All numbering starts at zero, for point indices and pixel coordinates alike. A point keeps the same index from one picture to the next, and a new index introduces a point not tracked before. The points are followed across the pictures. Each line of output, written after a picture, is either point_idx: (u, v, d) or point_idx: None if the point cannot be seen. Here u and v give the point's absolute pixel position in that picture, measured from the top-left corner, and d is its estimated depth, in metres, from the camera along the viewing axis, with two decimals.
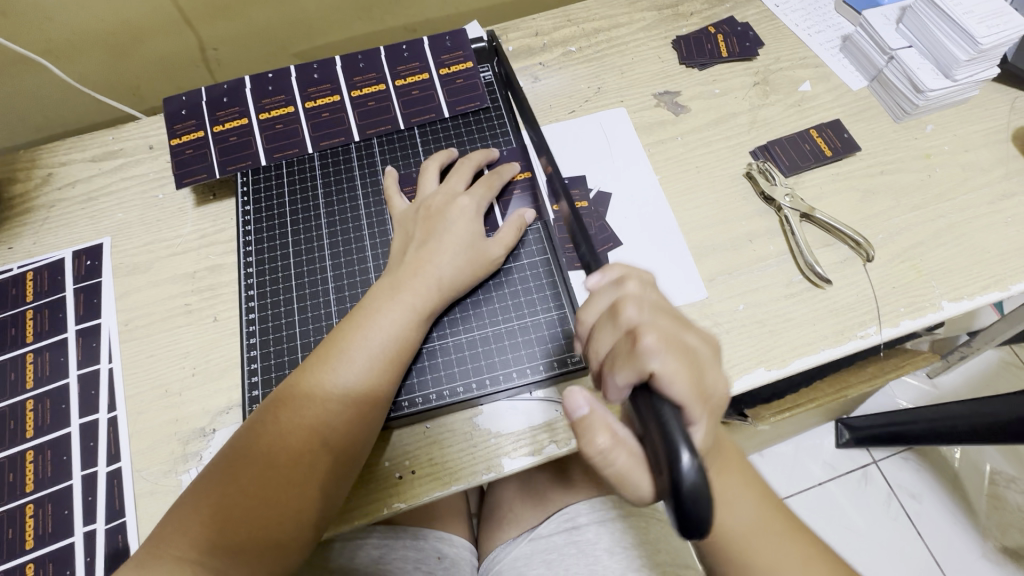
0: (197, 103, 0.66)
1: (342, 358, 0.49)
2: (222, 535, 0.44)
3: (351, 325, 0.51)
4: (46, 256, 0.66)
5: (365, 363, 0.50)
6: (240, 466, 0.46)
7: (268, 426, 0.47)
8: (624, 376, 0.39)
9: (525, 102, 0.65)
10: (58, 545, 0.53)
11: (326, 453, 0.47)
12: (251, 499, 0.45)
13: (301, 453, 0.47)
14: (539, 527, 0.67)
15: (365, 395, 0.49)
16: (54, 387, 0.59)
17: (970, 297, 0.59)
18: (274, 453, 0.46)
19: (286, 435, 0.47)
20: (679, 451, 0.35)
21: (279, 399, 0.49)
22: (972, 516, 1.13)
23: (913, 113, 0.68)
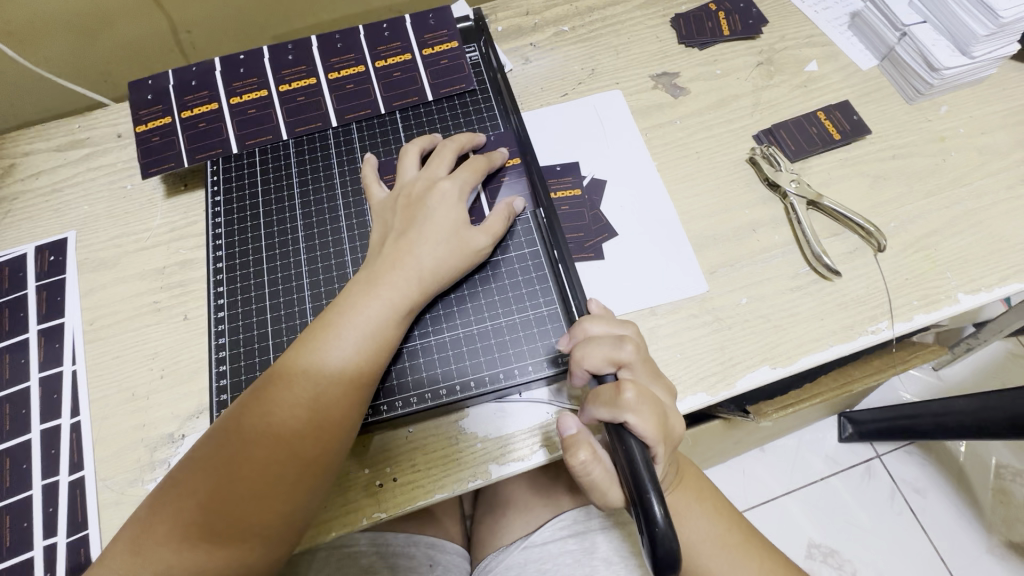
0: (165, 88, 0.62)
1: (315, 356, 0.46)
2: (190, 540, 0.41)
3: (329, 317, 0.48)
4: (7, 252, 0.62)
5: (342, 358, 0.46)
6: (209, 467, 0.43)
7: (238, 424, 0.44)
8: (601, 413, 0.43)
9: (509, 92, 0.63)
10: (17, 559, 0.50)
11: (300, 454, 0.43)
12: (216, 504, 0.42)
13: (273, 452, 0.43)
14: (532, 534, 0.64)
15: (342, 392, 0.45)
16: (15, 391, 0.55)
17: (987, 289, 0.56)
18: (244, 454, 0.43)
19: (257, 434, 0.43)
20: (646, 487, 0.38)
21: (251, 396, 0.45)
22: (977, 511, 1.11)
23: (927, 93, 0.64)
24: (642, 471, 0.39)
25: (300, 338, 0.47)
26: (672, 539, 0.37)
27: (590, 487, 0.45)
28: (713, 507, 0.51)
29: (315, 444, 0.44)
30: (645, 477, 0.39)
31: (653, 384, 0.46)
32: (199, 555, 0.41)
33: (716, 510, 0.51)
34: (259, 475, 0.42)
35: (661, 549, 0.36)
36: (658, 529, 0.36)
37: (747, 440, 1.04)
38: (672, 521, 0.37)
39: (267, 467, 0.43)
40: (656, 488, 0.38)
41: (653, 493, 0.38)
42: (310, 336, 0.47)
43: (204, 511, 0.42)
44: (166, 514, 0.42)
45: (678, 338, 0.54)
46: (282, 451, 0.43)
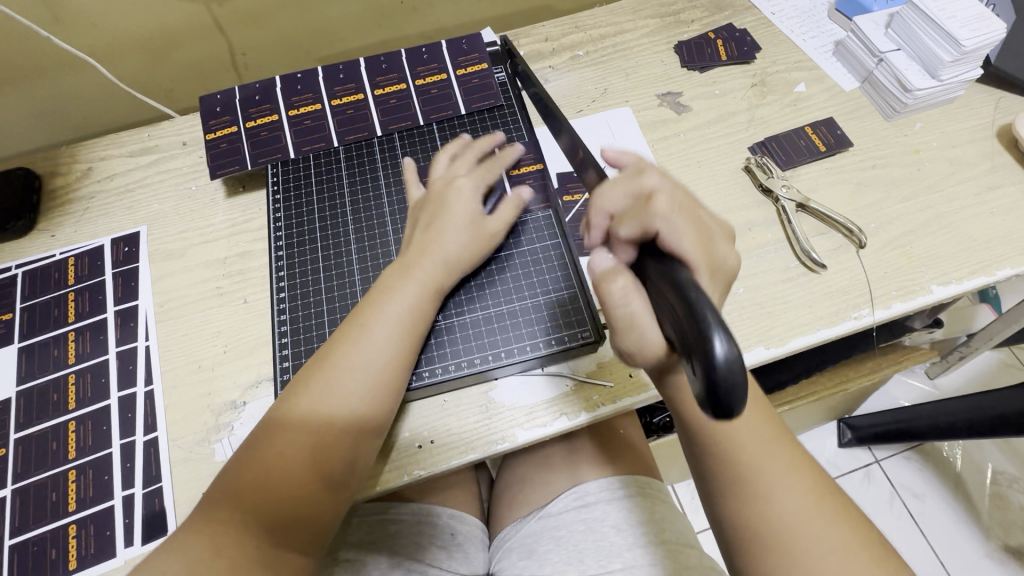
0: (231, 101, 0.71)
1: (354, 342, 0.52)
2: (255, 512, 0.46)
3: (363, 313, 0.54)
4: (86, 243, 0.70)
5: (379, 352, 0.52)
6: (269, 449, 0.49)
7: (292, 416, 0.50)
8: (629, 229, 0.43)
9: (531, 81, 0.68)
10: (98, 508, 0.56)
11: (346, 440, 0.50)
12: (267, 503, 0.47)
13: (325, 438, 0.49)
14: (548, 506, 0.71)
15: (379, 388, 0.52)
16: (95, 363, 0.63)
17: (958, 281, 0.63)
18: (303, 439, 0.49)
19: (312, 422, 0.50)
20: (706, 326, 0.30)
21: (298, 391, 0.51)
22: (974, 515, 1.15)
23: (903, 111, 0.72)
24: (704, 311, 0.31)
25: (335, 338, 0.54)
26: (739, 366, 0.30)
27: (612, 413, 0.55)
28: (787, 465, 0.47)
29: (359, 432, 0.51)
30: (705, 313, 0.31)
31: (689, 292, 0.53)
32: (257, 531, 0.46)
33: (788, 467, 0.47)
34: (311, 461, 0.49)
35: (719, 380, 0.30)
36: (721, 359, 0.30)
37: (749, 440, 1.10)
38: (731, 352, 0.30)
39: (320, 450, 0.49)
40: (718, 326, 0.31)
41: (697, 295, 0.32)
42: (347, 335, 0.53)
43: (267, 489, 0.47)
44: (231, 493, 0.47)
45: None
46: (332, 439, 0.50)
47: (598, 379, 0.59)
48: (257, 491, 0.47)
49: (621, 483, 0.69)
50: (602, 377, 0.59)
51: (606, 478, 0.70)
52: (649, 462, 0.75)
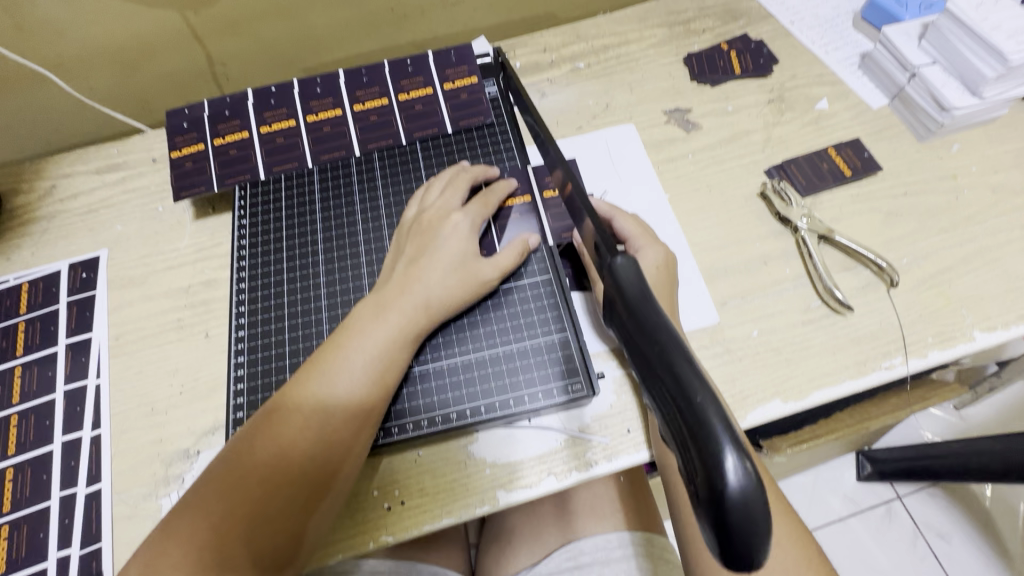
0: (199, 117, 0.66)
1: (316, 391, 0.46)
2: (208, 562, 0.40)
3: (326, 355, 0.48)
4: (42, 268, 0.65)
5: (346, 393, 0.46)
6: (218, 493, 0.42)
7: (263, 432, 0.45)
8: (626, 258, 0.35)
9: (522, 91, 0.59)
10: (30, 569, 0.50)
11: (311, 477, 0.44)
12: (225, 530, 0.41)
13: (279, 490, 0.43)
14: (539, 566, 0.64)
15: (347, 424, 0.46)
16: (40, 403, 0.57)
17: (1005, 326, 0.55)
18: (257, 479, 0.43)
19: (266, 460, 0.43)
20: (720, 447, 0.24)
21: (252, 431, 0.45)
22: (1006, 560, 1.05)
23: (938, 132, 0.65)
24: (712, 428, 0.24)
25: (315, 355, 0.49)
26: (758, 496, 0.23)
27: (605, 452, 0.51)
28: (780, 525, 0.43)
29: (327, 467, 0.44)
30: (715, 428, 0.24)
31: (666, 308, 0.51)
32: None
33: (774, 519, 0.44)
34: (272, 487, 0.43)
35: (735, 509, 0.23)
36: (735, 488, 0.23)
37: None
38: (749, 478, 0.24)
39: (284, 475, 0.43)
40: (730, 440, 0.24)
41: (703, 395, 0.25)
42: (308, 372, 0.47)
43: (218, 536, 0.41)
44: (174, 544, 0.41)
45: None
46: (290, 481, 0.43)
47: (590, 434, 0.52)
48: (196, 546, 0.40)
49: (621, 541, 0.62)
50: (595, 433, 0.52)
51: (602, 534, 0.63)
52: (656, 516, 0.67)
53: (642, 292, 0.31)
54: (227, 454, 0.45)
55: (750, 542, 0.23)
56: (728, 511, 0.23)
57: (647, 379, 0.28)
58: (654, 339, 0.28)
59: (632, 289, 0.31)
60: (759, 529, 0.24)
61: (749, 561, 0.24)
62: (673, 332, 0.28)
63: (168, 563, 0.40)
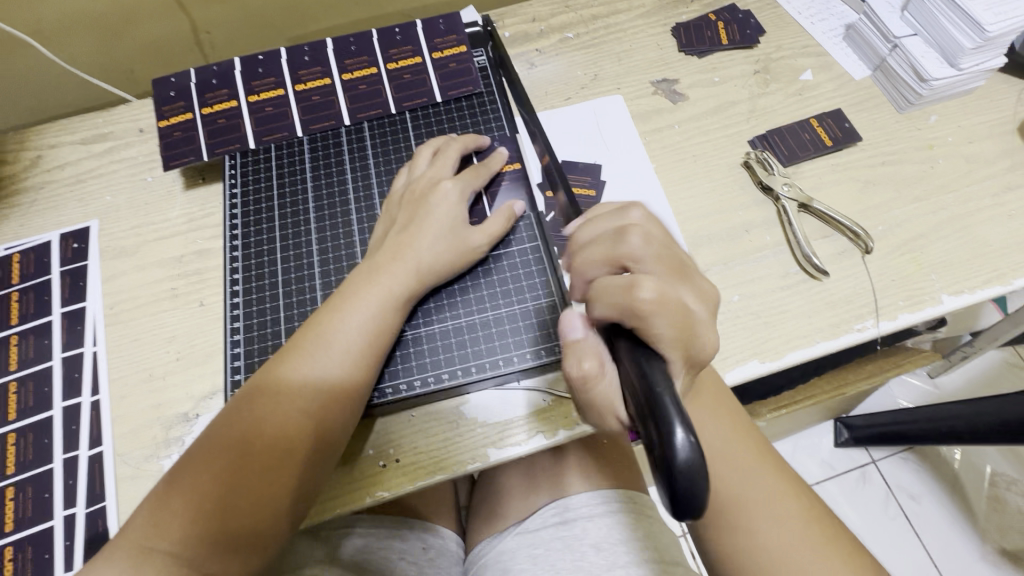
0: (186, 85, 0.65)
1: (310, 353, 0.48)
2: (206, 515, 0.43)
3: (320, 320, 0.49)
4: (32, 238, 0.65)
5: (339, 354, 0.48)
6: (215, 451, 0.45)
7: (259, 394, 0.46)
8: (603, 312, 0.39)
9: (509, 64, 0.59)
10: (37, 529, 0.52)
11: (302, 437, 0.45)
12: (220, 487, 0.43)
13: (270, 448, 0.45)
14: (527, 522, 0.67)
15: (342, 385, 0.48)
16: (38, 370, 0.58)
17: (971, 291, 0.58)
18: (255, 437, 0.45)
19: (264, 418, 0.45)
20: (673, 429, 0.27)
21: (249, 394, 0.47)
22: (970, 517, 1.12)
23: (917, 103, 0.66)
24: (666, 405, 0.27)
25: (310, 320, 0.50)
26: (702, 470, 0.26)
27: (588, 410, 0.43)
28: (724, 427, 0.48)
29: (318, 427, 0.46)
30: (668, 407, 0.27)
31: (675, 284, 0.40)
32: (211, 538, 0.42)
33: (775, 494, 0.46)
34: (265, 446, 0.45)
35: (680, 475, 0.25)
36: (681, 461, 0.25)
37: None
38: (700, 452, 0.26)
39: (276, 433, 0.45)
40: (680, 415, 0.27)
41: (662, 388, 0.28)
42: (303, 336, 0.49)
43: (215, 491, 0.43)
44: (175, 499, 0.43)
45: None
46: (282, 440, 0.45)
47: None
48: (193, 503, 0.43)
49: (603, 497, 0.65)
50: None
51: (589, 492, 0.66)
52: (638, 476, 0.71)
53: None
54: (226, 413, 0.47)
55: (693, 502, 0.26)
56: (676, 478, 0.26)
57: None
58: None
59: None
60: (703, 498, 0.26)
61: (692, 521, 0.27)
62: None
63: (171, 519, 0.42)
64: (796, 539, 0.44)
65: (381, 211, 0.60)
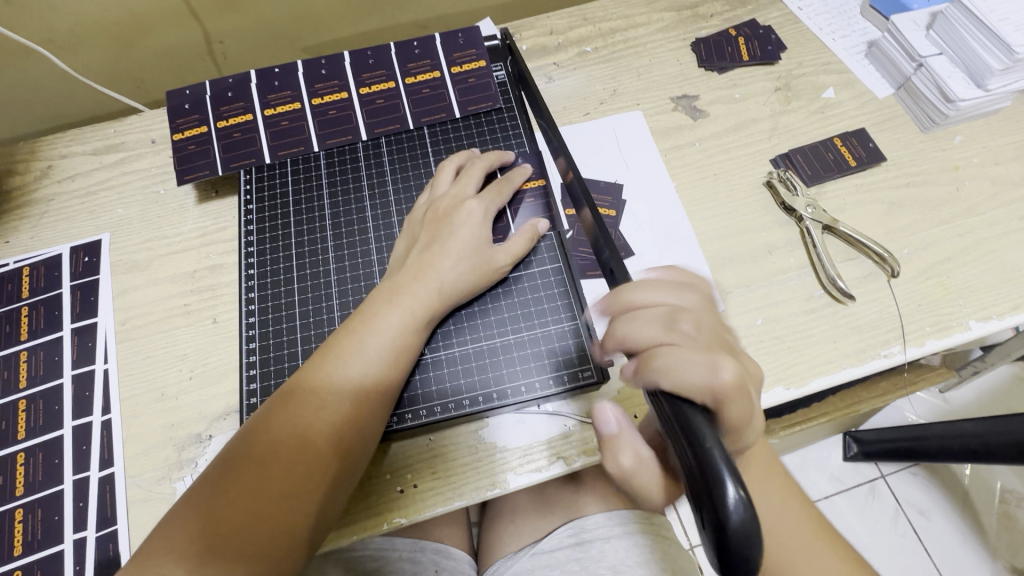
0: (201, 98, 0.65)
1: (331, 376, 0.47)
2: (223, 538, 0.41)
3: (340, 340, 0.48)
4: (43, 251, 0.64)
5: (361, 377, 0.47)
6: (233, 473, 0.43)
7: (277, 414, 0.45)
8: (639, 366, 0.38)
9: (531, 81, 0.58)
10: (46, 552, 0.51)
11: (323, 458, 0.44)
12: (238, 511, 0.42)
13: (291, 470, 0.44)
14: (541, 542, 0.65)
15: (362, 405, 0.47)
16: (48, 388, 0.57)
17: (999, 316, 0.57)
18: (272, 457, 0.44)
19: (282, 439, 0.44)
20: (724, 483, 0.28)
21: (266, 414, 0.46)
22: (980, 534, 1.11)
23: (943, 123, 0.65)
24: (714, 460, 0.29)
25: (331, 339, 0.49)
26: (752, 521, 0.28)
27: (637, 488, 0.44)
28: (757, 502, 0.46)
29: (338, 449, 0.45)
30: (717, 460, 0.29)
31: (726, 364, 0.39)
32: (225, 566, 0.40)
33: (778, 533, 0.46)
34: (285, 468, 0.44)
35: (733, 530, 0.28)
36: (734, 515, 0.27)
37: None
38: (751, 505, 0.28)
39: (297, 454, 0.44)
40: (732, 471, 0.29)
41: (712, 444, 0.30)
42: (323, 355, 0.48)
43: (232, 513, 0.42)
44: (189, 521, 0.42)
45: None
46: (301, 461, 0.44)
47: None
48: (210, 526, 0.41)
49: (620, 518, 0.64)
50: None
51: (607, 512, 0.65)
52: None
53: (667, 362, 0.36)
54: (242, 433, 0.46)
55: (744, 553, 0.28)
56: (729, 532, 0.28)
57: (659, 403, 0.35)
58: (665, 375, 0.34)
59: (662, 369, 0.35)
60: (753, 550, 0.28)
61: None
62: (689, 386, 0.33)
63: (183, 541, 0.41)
64: None
65: (400, 229, 0.59)
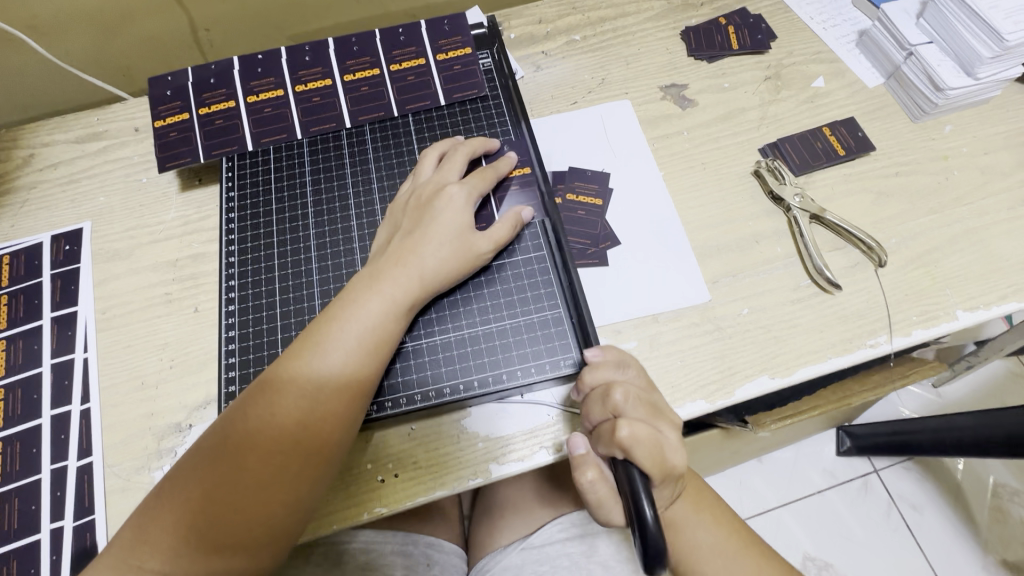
0: (183, 85, 0.64)
1: (309, 364, 0.46)
2: (200, 530, 0.41)
3: (319, 328, 0.48)
4: (24, 240, 0.63)
5: (339, 363, 0.46)
6: (209, 464, 0.43)
7: (255, 404, 0.45)
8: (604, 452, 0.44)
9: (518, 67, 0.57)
10: (23, 541, 0.50)
11: (300, 449, 0.44)
12: (215, 502, 0.42)
13: (268, 461, 0.43)
14: (531, 536, 0.65)
15: (343, 393, 0.46)
16: (27, 376, 0.56)
17: (987, 306, 0.56)
18: (249, 448, 0.43)
19: (260, 429, 0.44)
20: (642, 505, 0.40)
21: (243, 403, 0.45)
22: (973, 528, 1.11)
23: (932, 112, 0.65)
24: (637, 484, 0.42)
25: (310, 326, 0.49)
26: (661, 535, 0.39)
27: (595, 508, 0.46)
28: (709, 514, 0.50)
29: (316, 439, 0.44)
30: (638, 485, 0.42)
31: (655, 421, 0.45)
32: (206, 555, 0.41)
33: (737, 535, 0.50)
34: (263, 459, 0.43)
35: (652, 548, 0.39)
36: (648, 528, 0.39)
37: (747, 450, 1.05)
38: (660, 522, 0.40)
39: (275, 445, 0.44)
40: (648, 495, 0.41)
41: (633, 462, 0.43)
42: (301, 343, 0.47)
43: (208, 504, 0.42)
44: (166, 512, 0.42)
45: (679, 346, 0.55)
46: (279, 451, 0.43)
47: None
48: (188, 517, 0.42)
49: None
50: None
51: None
52: None
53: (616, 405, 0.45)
54: (221, 422, 0.45)
55: (657, 557, 0.39)
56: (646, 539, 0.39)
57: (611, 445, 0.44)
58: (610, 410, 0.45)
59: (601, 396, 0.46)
60: (664, 555, 0.39)
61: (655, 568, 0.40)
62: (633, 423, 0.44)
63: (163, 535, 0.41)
64: None
65: (383, 216, 0.58)
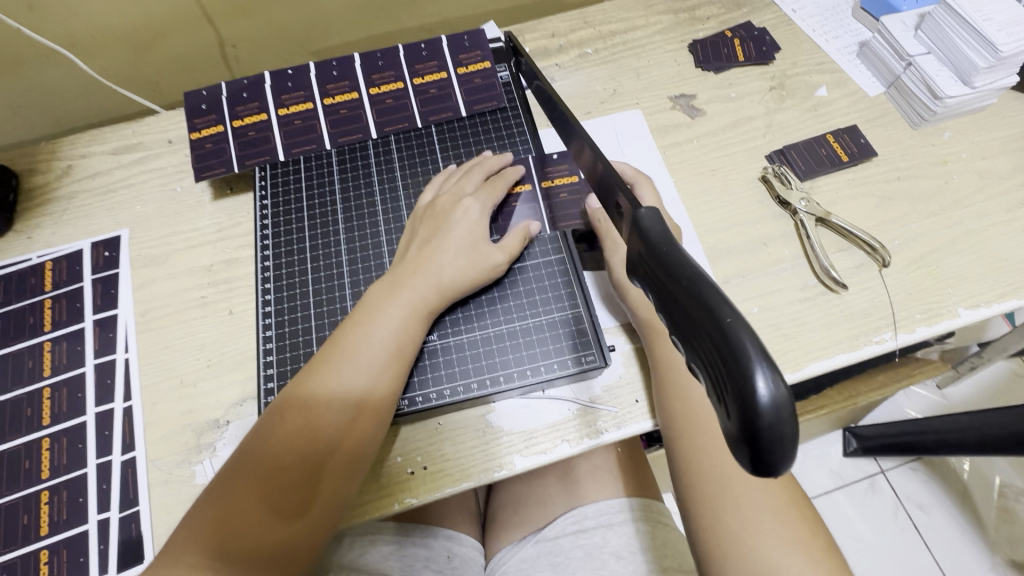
0: (217, 98, 0.67)
1: (335, 368, 0.49)
2: (238, 532, 0.43)
3: (346, 333, 0.51)
4: (65, 247, 0.66)
5: (365, 366, 0.49)
6: (248, 467, 0.46)
7: (290, 409, 0.48)
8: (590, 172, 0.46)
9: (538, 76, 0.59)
10: (71, 532, 0.53)
11: (332, 450, 0.47)
12: (252, 504, 0.44)
13: (302, 462, 0.46)
14: (546, 529, 0.67)
15: (371, 397, 0.49)
16: (71, 376, 0.59)
17: (987, 304, 0.59)
18: (286, 451, 0.46)
19: (295, 433, 0.47)
20: (753, 371, 0.26)
21: (273, 414, 0.48)
22: (980, 528, 1.12)
23: (931, 119, 0.68)
24: (734, 329, 0.27)
25: (336, 332, 0.52)
26: (786, 397, 0.26)
27: None
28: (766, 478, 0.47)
29: (347, 443, 0.47)
30: (720, 305, 0.29)
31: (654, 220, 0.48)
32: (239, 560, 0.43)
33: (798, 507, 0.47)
34: (298, 461, 0.46)
35: (769, 445, 0.26)
36: (765, 396, 0.25)
37: None
38: (780, 391, 0.26)
39: (308, 447, 0.46)
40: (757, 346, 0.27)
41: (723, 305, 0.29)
42: (329, 348, 0.50)
43: (246, 506, 0.44)
44: (206, 516, 0.44)
45: None
46: (312, 453, 0.46)
47: (600, 404, 0.55)
48: (225, 521, 0.44)
49: (622, 506, 0.66)
50: (604, 402, 0.56)
51: (609, 501, 0.67)
52: (653, 482, 0.72)
53: (664, 234, 0.34)
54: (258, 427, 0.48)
55: (777, 449, 0.26)
56: (760, 417, 0.26)
57: (692, 338, 0.30)
58: (681, 274, 0.31)
59: (654, 233, 0.34)
60: (789, 438, 0.26)
61: (772, 469, 0.27)
62: (700, 271, 0.31)
63: (201, 534, 0.43)
64: (788, 538, 0.45)
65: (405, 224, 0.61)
